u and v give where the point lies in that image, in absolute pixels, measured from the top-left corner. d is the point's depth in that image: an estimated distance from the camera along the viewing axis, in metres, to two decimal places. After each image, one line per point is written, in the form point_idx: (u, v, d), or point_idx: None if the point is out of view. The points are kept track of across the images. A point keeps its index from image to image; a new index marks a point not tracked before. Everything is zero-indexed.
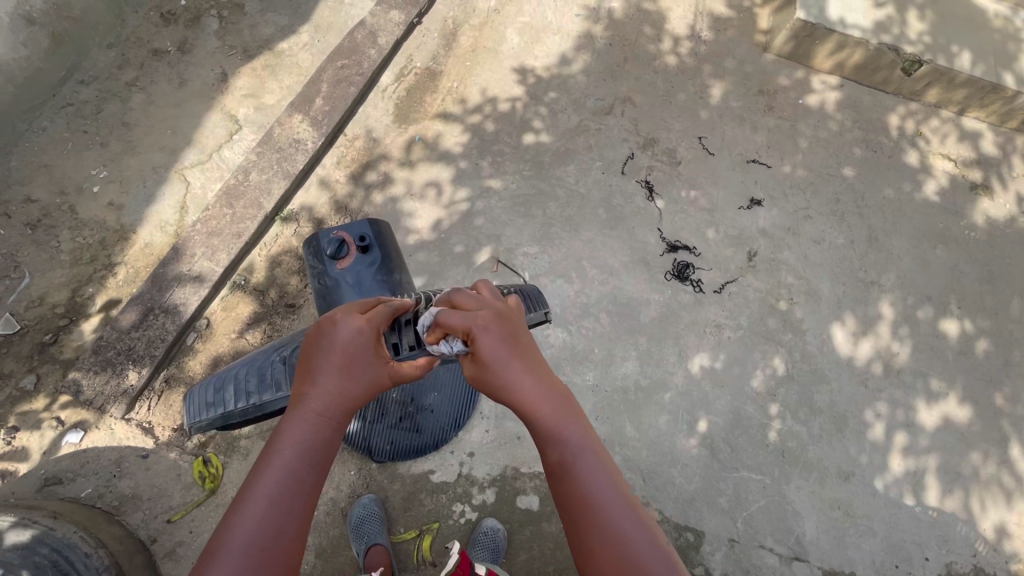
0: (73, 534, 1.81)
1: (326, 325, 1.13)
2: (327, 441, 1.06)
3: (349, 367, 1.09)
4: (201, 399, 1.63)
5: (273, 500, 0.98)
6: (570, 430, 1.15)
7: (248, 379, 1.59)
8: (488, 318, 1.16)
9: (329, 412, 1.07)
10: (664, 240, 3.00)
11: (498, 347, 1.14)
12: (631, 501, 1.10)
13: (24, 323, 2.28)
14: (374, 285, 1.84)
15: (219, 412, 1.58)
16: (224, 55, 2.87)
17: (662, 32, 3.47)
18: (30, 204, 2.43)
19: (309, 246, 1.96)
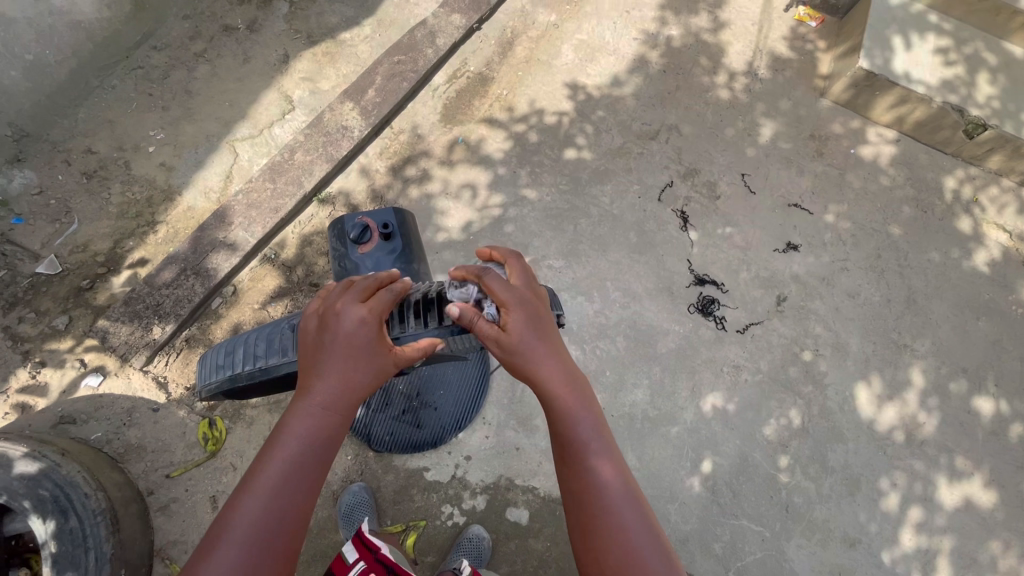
0: (76, 474, 1.86)
1: (330, 316, 1.18)
2: (330, 430, 1.13)
3: (350, 359, 1.15)
4: (212, 362, 1.68)
5: (273, 488, 1.06)
6: (584, 419, 1.30)
7: (256, 344, 1.62)
8: (524, 298, 1.33)
9: (333, 404, 1.13)
10: (692, 272, 2.95)
11: (530, 335, 1.30)
12: (637, 501, 1.23)
13: (65, 267, 2.39)
14: (391, 272, 1.87)
15: (227, 375, 1.62)
16: (289, 39, 2.99)
17: (718, 66, 3.45)
18: (90, 155, 2.56)
19: (334, 227, 1.99)
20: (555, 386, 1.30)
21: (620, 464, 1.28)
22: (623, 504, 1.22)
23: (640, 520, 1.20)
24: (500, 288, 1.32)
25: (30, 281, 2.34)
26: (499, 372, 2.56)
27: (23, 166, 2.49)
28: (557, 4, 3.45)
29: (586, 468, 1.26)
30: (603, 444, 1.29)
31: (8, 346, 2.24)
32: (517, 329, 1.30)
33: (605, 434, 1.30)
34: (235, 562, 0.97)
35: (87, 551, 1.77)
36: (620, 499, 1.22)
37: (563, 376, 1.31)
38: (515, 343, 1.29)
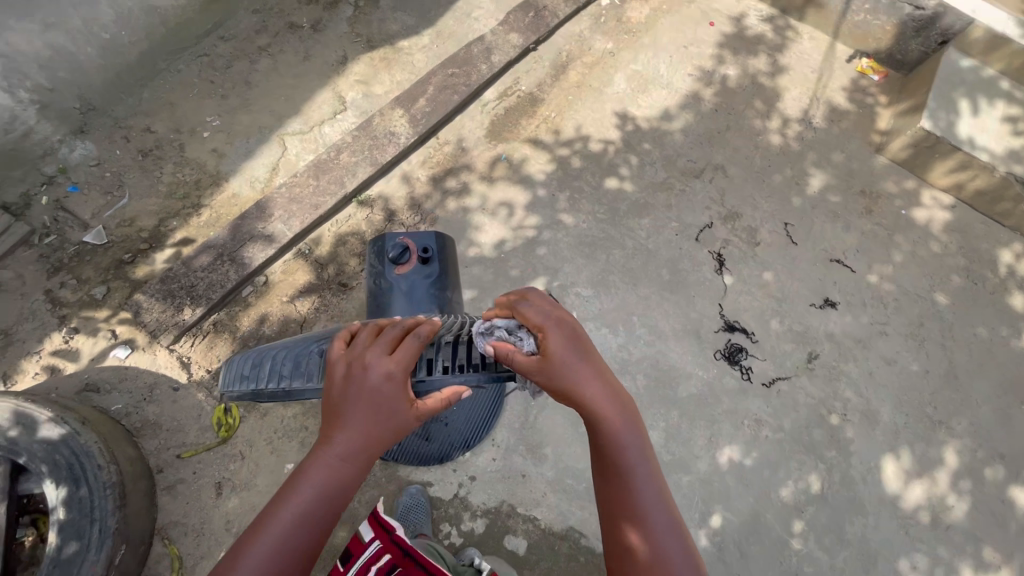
0: (94, 444, 1.88)
1: (355, 366, 1.14)
2: (349, 479, 1.12)
3: (373, 413, 1.12)
4: (237, 369, 1.51)
5: (283, 538, 1.05)
6: (629, 439, 1.25)
7: (287, 360, 1.44)
8: (561, 321, 1.27)
9: (353, 457, 1.11)
10: (722, 318, 2.87)
11: (573, 362, 1.23)
12: (676, 523, 1.22)
13: (111, 239, 2.47)
14: (425, 298, 1.87)
15: (248, 387, 1.43)
16: (350, 41, 3.06)
17: (772, 110, 3.39)
18: (148, 134, 2.66)
19: (373, 243, 1.99)
20: (603, 408, 1.24)
21: (663, 491, 1.24)
22: (663, 534, 1.19)
23: (679, 545, 1.18)
24: (535, 313, 1.27)
25: (77, 248, 2.43)
26: (514, 397, 2.53)
27: (86, 138, 2.59)
28: (615, 33, 3.46)
29: (626, 498, 1.23)
30: (645, 466, 1.25)
31: (47, 309, 2.31)
32: (561, 355, 1.22)
33: (648, 457, 1.26)
34: None
35: (93, 522, 1.79)
36: (663, 529, 1.20)
37: (608, 401, 1.24)
38: (556, 367, 1.21)
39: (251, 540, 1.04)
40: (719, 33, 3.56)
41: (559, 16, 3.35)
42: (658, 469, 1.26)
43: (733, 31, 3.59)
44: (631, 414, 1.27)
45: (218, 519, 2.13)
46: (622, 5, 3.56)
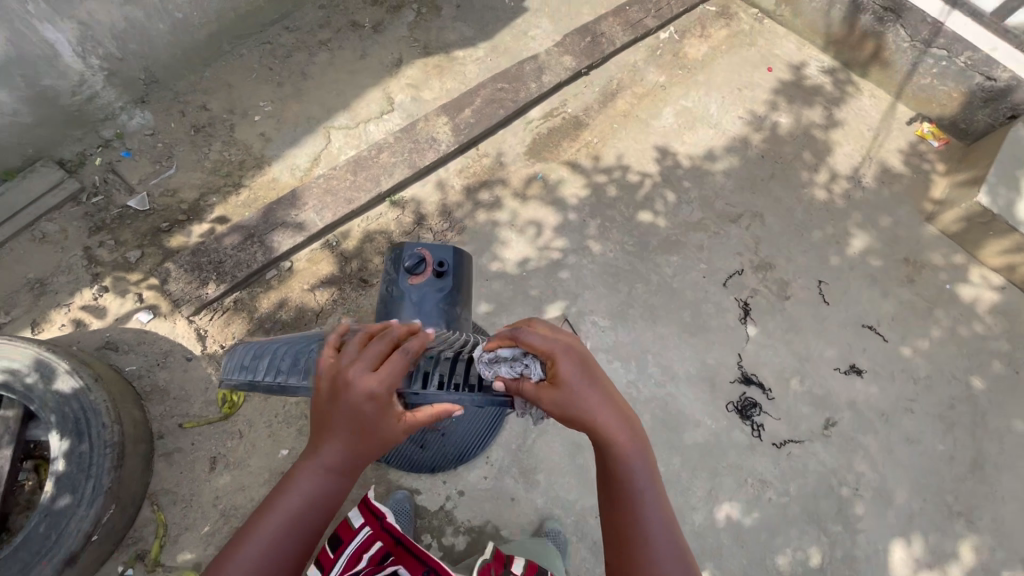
0: (102, 402, 1.93)
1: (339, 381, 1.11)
2: (336, 490, 1.14)
3: (360, 429, 1.12)
4: (238, 358, 1.54)
5: (269, 545, 1.07)
6: (636, 465, 1.20)
7: (285, 356, 1.47)
8: (569, 345, 1.23)
9: (340, 468, 1.13)
10: (739, 369, 2.78)
11: (581, 386, 1.19)
12: (684, 550, 1.17)
13: (153, 206, 2.57)
14: (433, 311, 1.86)
15: (244, 378, 1.46)
16: (407, 45, 3.14)
17: (821, 163, 3.30)
18: (203, 111, 2.77)
19: (390, 251, 1.99)
20: (613, 434, 1.19)
21: (669, 519, 1.19)
22: (671, 561, 1.14)
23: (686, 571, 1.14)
24: (542, 341, 1.22)
25: (120, 211, 2.53)
26: (515, 418, 2.49)
27: (146, 108, 2.71)
28: (669, 67, 3.45)
29: (630, 527, 1.18)
30: (653, 492, 1.20)
31: (83, 265, 2.41)
32: (569, 382, 1.19)
33: (654, 481, 1.22)
34: None
35: (88, 478, 1.84)
36: (671, 557, 1.15)
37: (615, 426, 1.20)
38: (566, 394, 1.18)
39: (235, 547, 1.06)
40: (777, 79, 3.51)
41: (615, 44, 3.36)
42: (664, 494, 1.22)
43: (791, 79, 3.53)
44: (637, 438, 1.23)
45: (207, 494, 2.16)
46: (681, 40, 3.55)
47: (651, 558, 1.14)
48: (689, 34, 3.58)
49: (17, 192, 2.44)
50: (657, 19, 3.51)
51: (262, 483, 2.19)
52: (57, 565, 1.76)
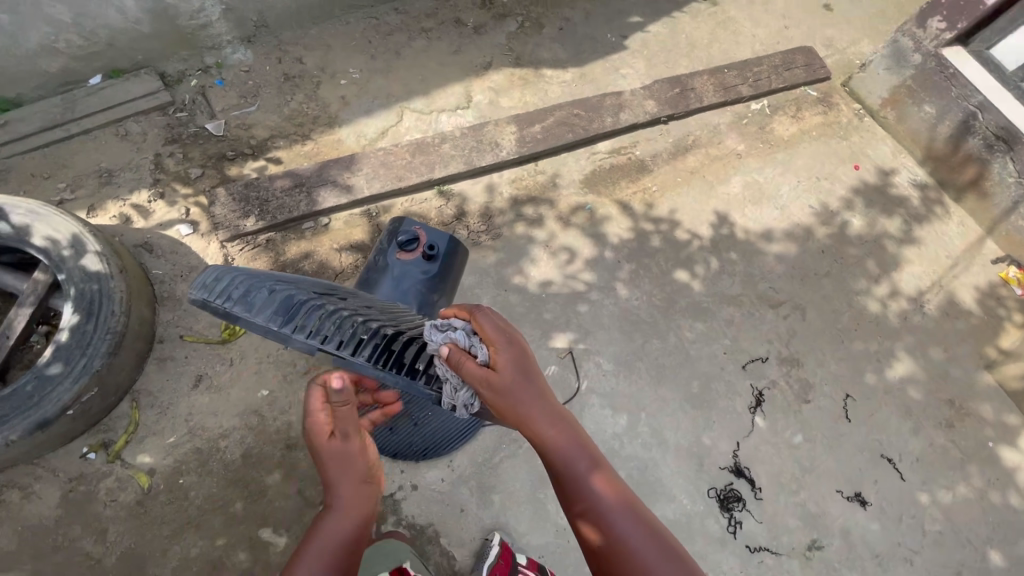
0: (119, 292, 2.07)
1: (316, 439, 1.29)
2: (356, 521, 1.25)
3: (352, 462, 1.28)
4: (219, 280, 1.27)
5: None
6: (573, 450, 1.21)
7: (255, 288, 1.27)
8: (507, 332, 1.26)
9: (354, 504, 1.27)
10: (733, 458, 2.63)
11: (516, 373, 1.22)
12: (641, 517, 1.17)
13: (226, 135, 2.75)
14: (410, 290, 1.94)
15: (200, 297, 1.23)
16: (499, 53, 3.27)
17: (884, 275, 3.11)
18: (297, 63, 2.96)
19: (392, 223, 2.10)
20: (546, 424, 1.21)
21: (619, 492, 1.19)
22: (630, 531, 1.14)
23: (645, 535, 1.14)
24: (486, 324, 1.26)
25: (197, 131, 2.72)
26: (488, 431, 2.45)
27: (249, 48, 2.93)
28: (751, 138, 3.38)
29: (590, 515, 1.16)
30: (597, 471, 1.20)
31: (149, 168, 2.60)
32: (504, 369, 1.21)
33: (597, 457, 1.23)
34: None
35: (83, 355, 1.96)
36: (627, 528, 1.14)
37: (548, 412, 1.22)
38: (504, 383, 1.20)
39: None
40: (860, 179, 3.35)
41: (701, 102, 3.35)
42: (611, 469, 1.22)
43: (876, 183, 3.36)
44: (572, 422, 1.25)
45: (183, 407, 2.24)
46: (770, 115, 3.47)
47: (617, 537, 1.13)
48: (780, 112, 3.49)
49: (117, 90, 2.67)
50: (752, 89, 3.46)
51: (234, 414, 2.26)
52: (30, 425, 1.88)
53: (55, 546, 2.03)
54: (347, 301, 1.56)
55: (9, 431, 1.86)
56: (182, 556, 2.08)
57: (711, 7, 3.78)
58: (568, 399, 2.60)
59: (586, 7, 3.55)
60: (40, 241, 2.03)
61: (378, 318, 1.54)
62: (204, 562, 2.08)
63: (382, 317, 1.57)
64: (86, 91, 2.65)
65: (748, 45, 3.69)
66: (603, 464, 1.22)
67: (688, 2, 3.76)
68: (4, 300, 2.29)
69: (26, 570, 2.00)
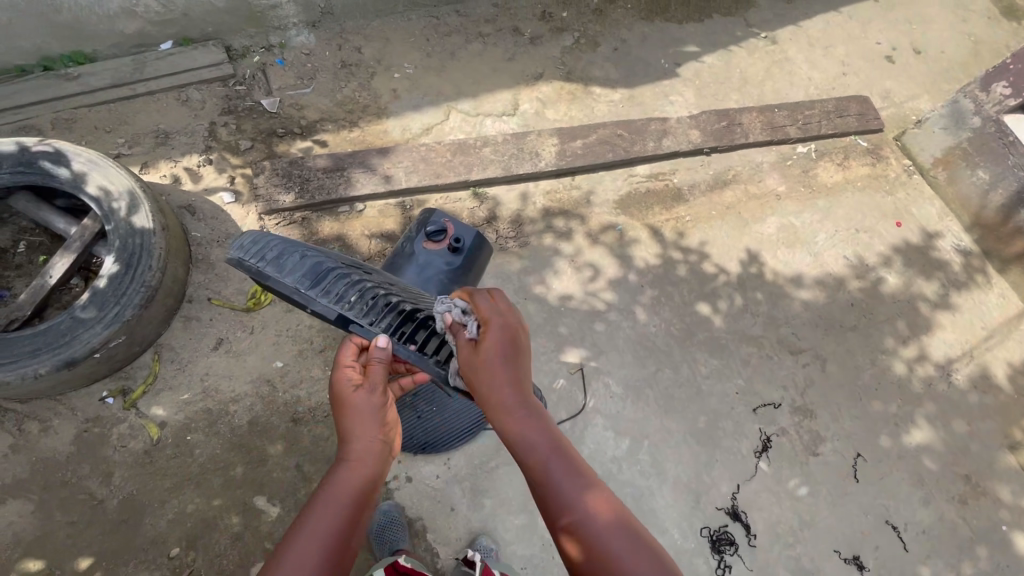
0: (158, 249, 2.15)
1: (341, 391, 1.32)
2: (370, 477, 1.19)
3: (374, 416, 1.29)
4: (257, 244, 1.55)
5: (325, 523, 1.06)
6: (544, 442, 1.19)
7: (287, 254, 1.55)
8: (506, 318, 1.29)
9: (369, 460, 1.22)
10: (731, 500, 2.58)
11: (498, 351, 1.25)
12: (622, 517, 1.11)
13: (278, 112, 2.85)
14: (433, 277, 1.98)
15: (241, 257, 1.51)
16: (552, 66, 3.32)
17: (913, 337, 3.02)
18: (356, 53, 3.06)
19: (423, 215, 2.16)
20: (515, 418, 1.21)
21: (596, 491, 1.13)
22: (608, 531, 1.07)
23: (626, 534, 1.08)
24: (486, 305, 1.31)
25: (252, 105, 2.83)
26: (488, 434, 2.47)
27: (312, 32, 3.03)
28: (793, 180, 3.34)
29: (559, 513, 1.11)
30: (571, 471, 1.16)
31: (203, 135, 2.71)
32: (487, 350, 1.25)
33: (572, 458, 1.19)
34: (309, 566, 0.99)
35: (117, 303, 2.04)
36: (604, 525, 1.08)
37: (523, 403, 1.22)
38: (482, 364, 1.24)
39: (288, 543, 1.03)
40: (902, 236, 3.27)
41: (746, 138, 3.33)
42: (586, 471, 1.17)
43: (917, 242, 3.27)
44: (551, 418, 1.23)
45: (201, 367, 2.32)
46: (816, 160, 3.42)
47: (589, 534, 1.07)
48: (827, 158, 3.44)
49: (185, 58, 2.80)
50: (800, 131, 3.43)
51: (247, 381, 2.33)
52: (59, 362, 1.97)
53: (63, 482, 2.12)
54: (372, 275, 1.72)
55: (39, 365, 1.95)
56: (178, 510, 2.14)
57: (769, 45, 3.76)
58: (573, 415, 2.59)
59: (643, 30, 3.58)
60: (94, 191, 2.14)
61: (399, 294, 1.67)
62: (198, 520, 2.14)
63: (403, 294, 1.67)
64: (156, 55, 2.79)
65: (802, 87, 3.66)
66: (578, 464, 1.19)
67: (746, 37, 3.75)
68: (52, 242, 2.42)
69: (34, 499, 2.09)
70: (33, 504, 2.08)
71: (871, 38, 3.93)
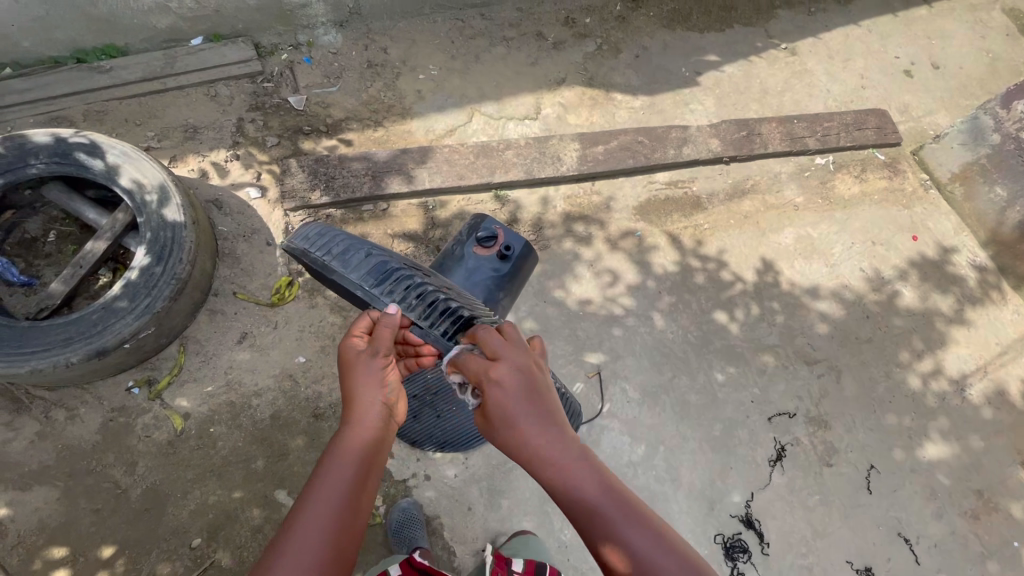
0: (189, 243, 2.17)
1: (350, 357, 1.28)
2: (371, 440, 1.17)
3: (377, 377, 1.25)
4: (324, 241, 1.79)
5: (327, 504, 1.05)
6: (574, 470, 1.17)
7: (353, 253, 1.76)
8: (510, 369, 1.23)
9: (371, 423, 1.19)
10: (745, 507, 2.59)
11: (514, 402, 1.20)
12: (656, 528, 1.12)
13: (305, 110, 2.88)
14: (481, 283, 2.04)
15: (311, 252, 1.76)
16: (574, 71, 3.35)
17: (928, 351, 3.03)
18: (382, 53, 3.09)
19: (473, 219, 2.20)
20: (546, 450, 1.18)
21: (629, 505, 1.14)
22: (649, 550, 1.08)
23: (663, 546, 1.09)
24: (475, 366, 1.26)
25: (279, 102, 2.86)
26: None
27: (340, 32, 3.07)
28: (811, 191, 3.35)
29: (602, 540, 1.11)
30: (603, 491, 1.15)
31: (231, 130, 2.74)
32: (496, 398, 1.21)
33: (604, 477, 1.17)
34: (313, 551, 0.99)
35: (148, 295, 2.07)
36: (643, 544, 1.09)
37: (552, 443, 1.18)
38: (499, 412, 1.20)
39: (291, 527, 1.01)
40: (918, 250, 3.28)
41: (766, 148, 3.34)
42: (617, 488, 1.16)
43: (933, 257, 3.28)
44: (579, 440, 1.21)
45: (225, 360, 2.34)
46: (834, 172, 3.44)
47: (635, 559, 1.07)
48: (844, 170, 3.46)
49: (215, 54, 2.83)
50: (819, 143, 3.45)
51: (270, 375, 2.35)
52: (90, 351, 1.99)
53: (88, 470, 2.14)
54: (433, 279, 1.79)
55: (71, 354, 1.97)
56: (200, 501, 2.16)
57: (789, 56, 3.78)
58: (590, 419, 2.61)
59: (665, 37, 3.60)
60: (128, 183, 2.17)
61: (457, 298, 1.70)
62: (219, 511, 2.16)
63: (461, 299, 1.70)
64: (187, 50, 2.82)
65: (821, 99, 3.68)
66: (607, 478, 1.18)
67: (767, 48, 3.77)
68: (82, 232, 2.44)
69: (59, 486, 2.11)
70: (58, 491, 2.10)
71: (890, 52, 3.95)
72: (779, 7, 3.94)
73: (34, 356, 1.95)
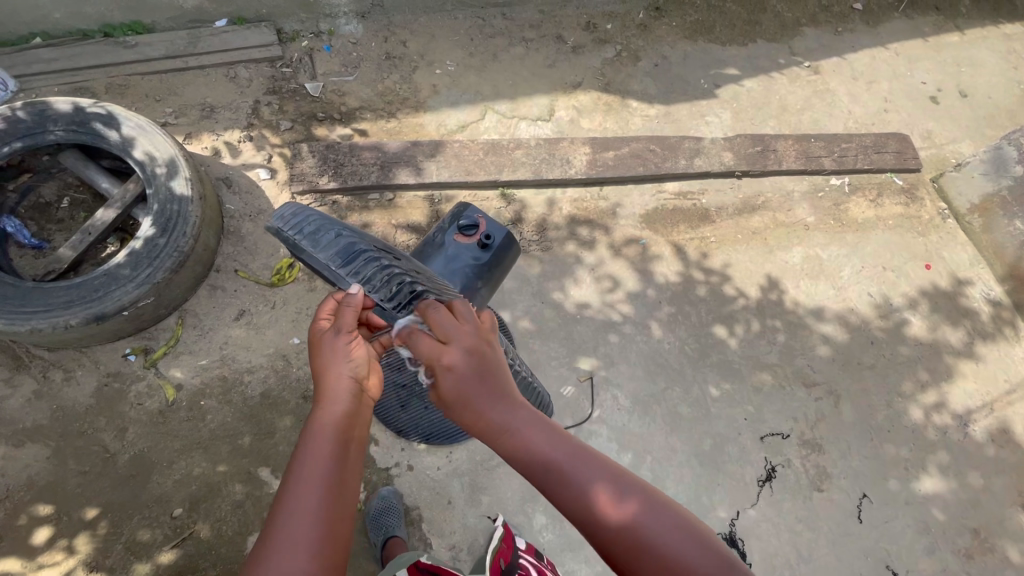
0: (194, 217, 2.21)
1: (317, 338, 1.27)
2: (345, 415, 1.15)
3: (343, 354, 1.23)
4: (296, 219, 1.75)
5: (311, 481, 1.05)
6: (550, 452, 1.15)
7: (323, 232, 1.73)
8: (460, 349, 1.19)
9: (342, 397, 1.18)
10: (729, 526, 2.55)
11: (469, 381, 1.17)
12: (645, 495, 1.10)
13: (320, 97, 2.92)
14: (460, 270, 2.04)
15: (281, 229, 1.72)
16: (592, 76, 3.35)
17: (932, 383, 2.96)
18: (401, 46, 3.12)
19: (457, 209, 2.22)
20: (520, 437, 1.16)
21: (612, 476, 1.13)
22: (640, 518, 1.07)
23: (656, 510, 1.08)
24: (426, 350, 1.20)
25: (296, 87, 2.90)
26: None
27: (362, 23, 3.11)
28: (824, 212, 3.30)
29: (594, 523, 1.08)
30: (585, 468, 1.13)
31: (246, 112, 2.79)
32: (452, 382, 1.16)
33: (582, 455, 1.15)
34: (303, 532, 0.99)
35: (150, 266, 2.11)
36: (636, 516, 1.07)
37: (507, 415, 1.17)
38: (459, 397, 1.16)
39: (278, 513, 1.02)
40: (930, 280, 3.21)
41: (780, 165, 3.31)
42: (593, 459, 1.15)
43: (946, 287, 3.21)
44: (543, 418, 1.20)
45: (220, 335, 2.38)
46: (849, 194, 3.38)
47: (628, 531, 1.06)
48: (860, 193, 3.40)
49: (237, 36, 2.89)
50: (835, 164, 3.40)
51: (263, 353, 2.38)
52: (90, 315, 2.03)
53: (78, 432, 2.19)
54: (402, 262, 1.77)
55: (71, 316, 2.02)
56: (185, 472, 2.19)
57: (811, 74, 3.73)
58: (578, 423, 2.60)
59: (686, 48, 3.58)
60: (140, 155, 2.22)
61: (426, 283, 1.68)
62: (202, 483, 2.19)
63: (429, 283, 1.69)
64: (210, 31, 2.88)
65: (841, 120, 3.62)
66: (586, 455, 1.16)
67: (790, 65, 3.73)
68: (94, 200, 2.51)
69: (50, 446, 2.16)
70: (49, 450, 2.15)
71: (917, 77, 3.88)
72: (805, 25, 3.89)
73: (34, 316, 2.00)
